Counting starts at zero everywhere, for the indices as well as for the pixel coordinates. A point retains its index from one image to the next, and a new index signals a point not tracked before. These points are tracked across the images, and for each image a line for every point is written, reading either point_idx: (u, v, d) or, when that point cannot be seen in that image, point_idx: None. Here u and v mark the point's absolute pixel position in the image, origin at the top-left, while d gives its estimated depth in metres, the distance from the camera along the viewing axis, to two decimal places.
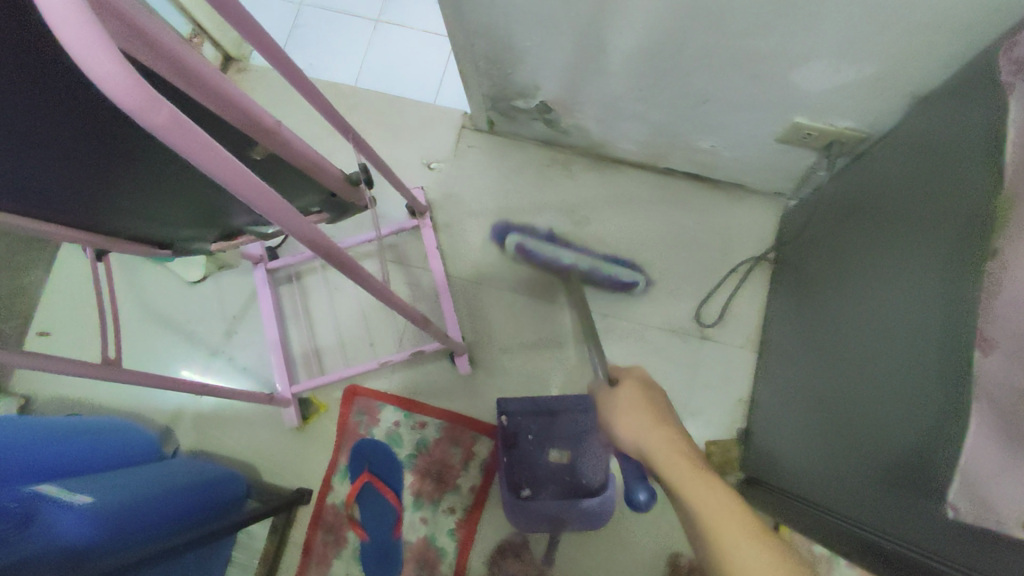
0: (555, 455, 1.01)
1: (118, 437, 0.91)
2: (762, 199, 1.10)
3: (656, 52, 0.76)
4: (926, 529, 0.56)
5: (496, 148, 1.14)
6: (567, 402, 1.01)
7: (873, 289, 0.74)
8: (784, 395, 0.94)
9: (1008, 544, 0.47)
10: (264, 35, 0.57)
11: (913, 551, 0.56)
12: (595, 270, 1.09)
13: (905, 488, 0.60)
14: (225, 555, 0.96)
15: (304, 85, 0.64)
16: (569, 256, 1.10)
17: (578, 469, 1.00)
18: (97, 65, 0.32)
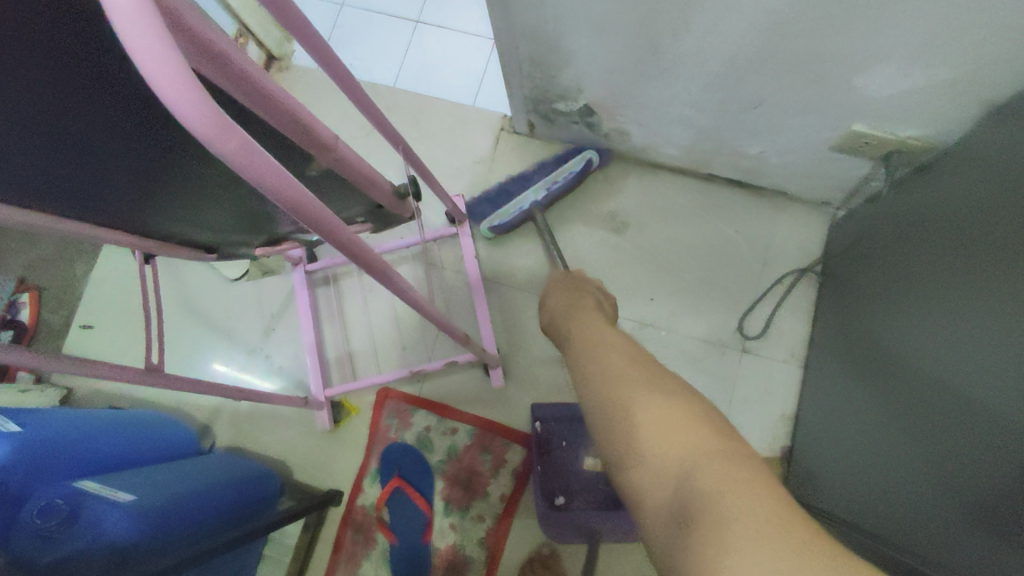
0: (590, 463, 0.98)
1: (157, 432, 0.92)
2: (809, 208, 1.06)
3: (710, 55, 0.73)
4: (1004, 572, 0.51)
5: (533, 152, 1.12)
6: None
7: (933, 315, 0.71)
8: (831, 414, 0.90)
9: None
10: (313, 34, 0.56)
11: None
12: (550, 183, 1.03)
13: (973, 523, 0.57)
14: (258, 553, 0.97)
15: (348, 84, 0.62)
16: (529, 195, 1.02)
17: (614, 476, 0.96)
18: (178, 96, 0.30)
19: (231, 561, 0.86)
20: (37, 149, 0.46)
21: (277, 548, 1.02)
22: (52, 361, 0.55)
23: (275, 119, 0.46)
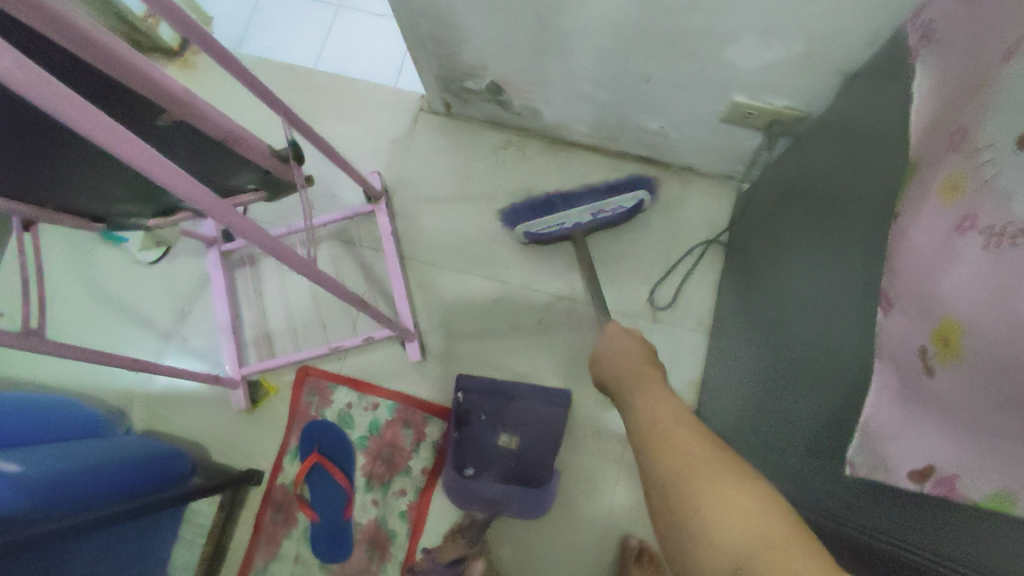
0: (504, 439, 1.01)
1: (59, 417, 0.90)
2: (713, 182, 1.11)
3: (593, 28, 0.76)
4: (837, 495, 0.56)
5: (451, 131, 1.14)
6: (523, 388, 1.00)
7: (797, 273, 0.75)
8: (728, 374, 0.94)
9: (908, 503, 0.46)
10: (186, 16, 0.56)
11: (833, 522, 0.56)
12: (600, 213, 0.98)
13: (813, 451, 0.61)
14: (172, 533, 0.96)
15: (227, 60, 0.63)
16: (576, 216, 0.98)
17: (524, 455, 1.00)
18: None
19: (136, 536, 0.86)
20: None
21: (192, 529, 1.01)
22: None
23: (128, 81, 0.49)
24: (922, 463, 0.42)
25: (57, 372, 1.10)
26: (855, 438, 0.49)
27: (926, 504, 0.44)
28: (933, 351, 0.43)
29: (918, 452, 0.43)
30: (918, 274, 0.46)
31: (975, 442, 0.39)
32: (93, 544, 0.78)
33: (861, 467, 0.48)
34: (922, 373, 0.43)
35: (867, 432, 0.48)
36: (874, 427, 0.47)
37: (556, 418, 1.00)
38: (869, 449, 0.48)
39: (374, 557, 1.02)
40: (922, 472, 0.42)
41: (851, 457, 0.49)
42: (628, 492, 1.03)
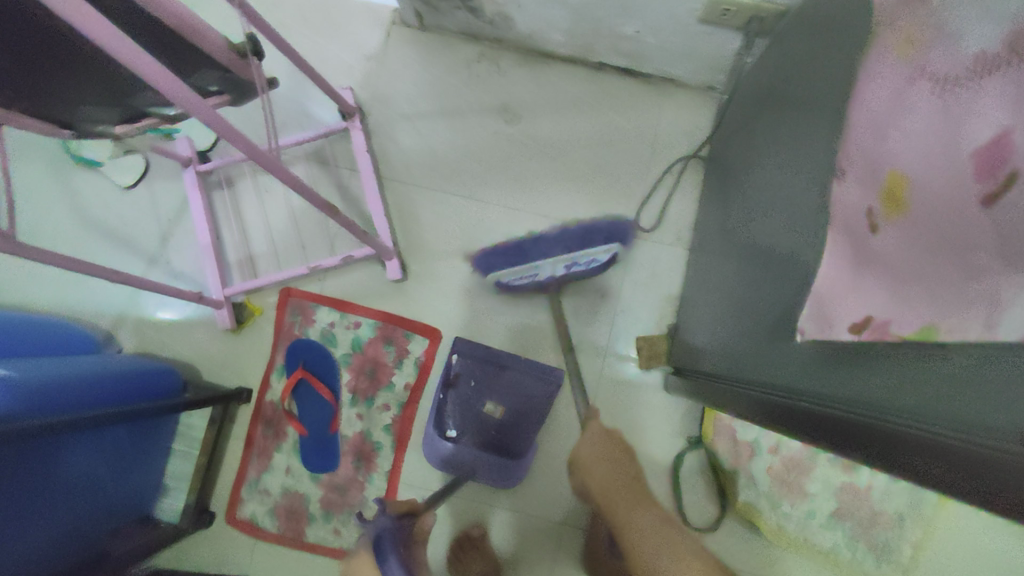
0: (490, 406, 1.04)
1: (47, 339, 0.92)
2: (694, 94, 1.08)
3: None
4: (794, 368, 0.54)
5: (425, 46, 1.11)
6: (518, 361, 1.01)
7: (769, 168, 0.75)
8: (705, 284, 0.95)
9: (852, 359, 0.45)
10: None
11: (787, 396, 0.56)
12: (575, 264, 0.92)
13: (776, 332, 0.61)
14: (165, 447, 0.99)
15: None
16: (549, 267, 0.92)
17: (504, 424, 1.04)
18: None
19: (127, 446, 0.90)
20: None
21: (184, 442, 1.04)
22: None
23: None
24: (861, 314, 0.42)
25: (41, 302, 1.10)
26: (806, 306, 0.50)
27: (867, 357, 0.43)
28: (880, 209, 0.43)
29: (861, 305, 0.43)
30: (871, 138, 0.46)
31: (905, 281, 0.40)
32: (86, 450, 0.81)
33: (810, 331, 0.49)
34: (868, 233, 0.44)
35: (816, 298, 0.48)
36: (823, 294, 0.48)
37: (542, 393, 1.02)
38: (817, 315, 0.48)
39: (364, 466, 1.06)
40: (858, 326, 0.43)
41: (799, 324, 0.50)
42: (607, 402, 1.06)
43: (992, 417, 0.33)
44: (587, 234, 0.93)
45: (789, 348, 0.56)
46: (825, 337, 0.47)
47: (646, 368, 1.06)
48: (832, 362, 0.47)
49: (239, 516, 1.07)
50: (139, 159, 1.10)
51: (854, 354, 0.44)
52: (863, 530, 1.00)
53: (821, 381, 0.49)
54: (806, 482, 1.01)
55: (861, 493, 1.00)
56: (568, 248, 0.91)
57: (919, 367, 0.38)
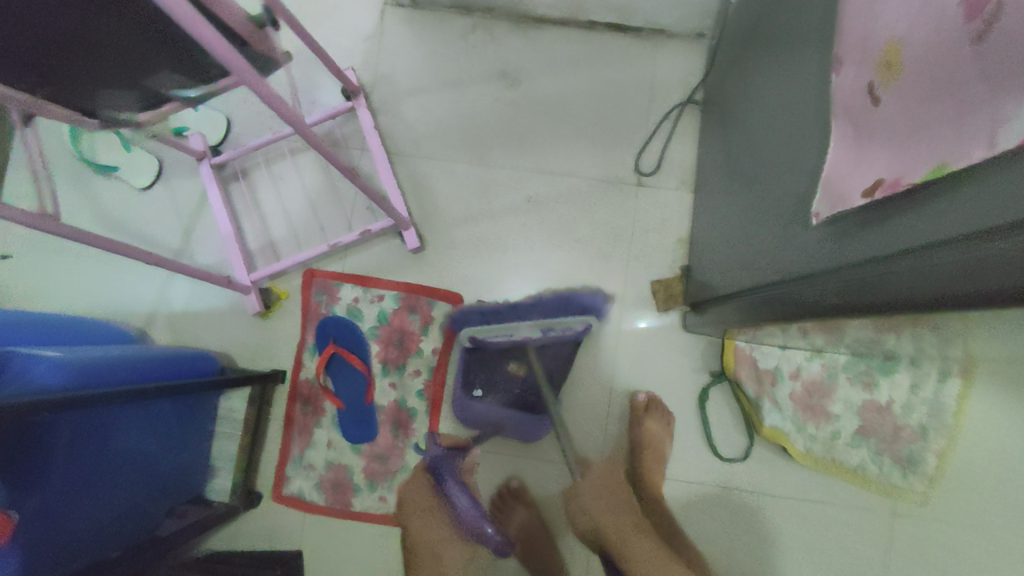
0: (512, 365, 1.03)
1: (88, 328, 0.96)
2: (685, 41, 1.12)
3: None
4: (804, 249, 0.59)
5: (421, 22, 1.15)
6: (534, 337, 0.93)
7: (768, 89, 0.79)
8: (715, 220, 0.99)
9: (859, 219, 0.49)
10: None
11: (797, 279, 0.60)
12: (552, 329, 0.93)
13: (788, 229, 0.66)
14: (209, 430, 1.02)
15: None
16: (525, 330, 0.93)
17: (529, 384, 1.02)
18: None
19: (177, 424, 0.93)
20: None
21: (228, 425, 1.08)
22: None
23: None
24: (871, 179, 0.47)
25: (73, 306, 1.14)
26: (819, 192, 0.56)
27: (873, 211, 0.47)
28: (878, 80, 0.47)
29: (871, 170, 0.48)
30: (861, 21, 0.50)
31: (907, 139, 0.44)
32: (141, 427, 0.84)
33: (823, 215, 0.55)
34: (872, 105, 0.49)
35: (826, 181, 0.55)
36: (831, 176, 0.54)
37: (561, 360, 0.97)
38: (829, 195, 0.54)
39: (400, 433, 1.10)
40: (868, 190, 0.48)
41: (816, 208, 0.56)
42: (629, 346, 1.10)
43: (976, 245, 0.38)
44: (563, 304, 0.91)
45: (800, 236, 0.61)
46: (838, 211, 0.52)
47: (664, 311, 1.10)
48: (842, 228, 0.52)
49: (285, 493, 1.10)
50: (155, 159, 1.14)
51: (867, 214, 0.48)
52: (888, 445, 1.03)
53: (831, 253, 0.53)
54: (829, 405, 1.04)
55: (883, 410, 1.00)
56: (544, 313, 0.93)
57: (917, 203, 0.42)
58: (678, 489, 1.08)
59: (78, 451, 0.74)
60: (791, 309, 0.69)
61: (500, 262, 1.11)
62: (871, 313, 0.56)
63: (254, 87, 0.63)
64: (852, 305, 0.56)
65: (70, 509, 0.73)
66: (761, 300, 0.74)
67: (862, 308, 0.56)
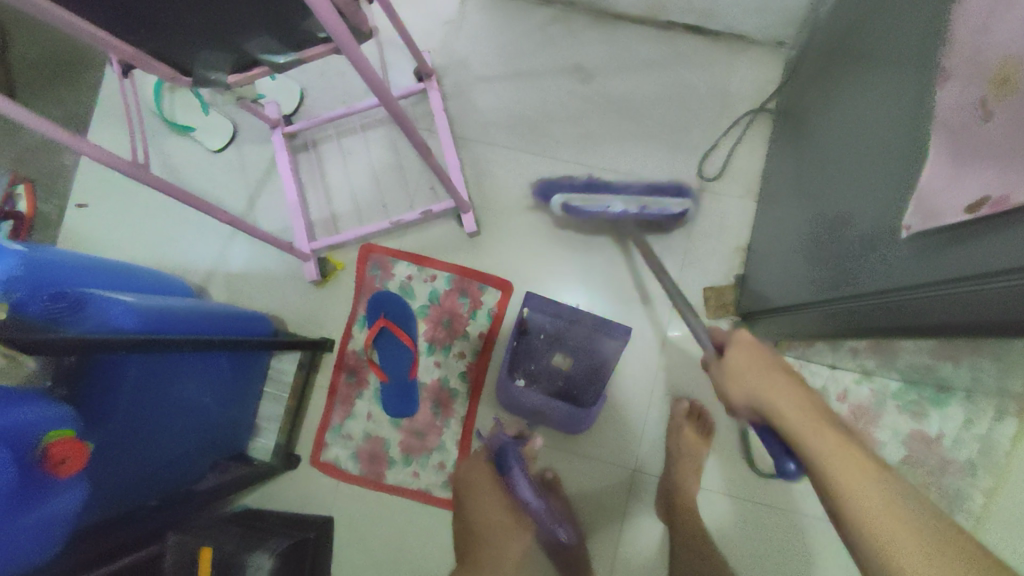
0: (558, 358, 1.09)
1: (154, 280, 0.99)
2: (763, 49, 1.12)
3: None
4: (895, 261, 0.61)
5: (499, 10, 1.16)
6: (585, 319, 1.04)
7: (853, 102, 0.78)
8: (777, 231, 0.98)
9: (960, 236, 0.51)
10: None
11: (883, 292, 0.62)
12: (647, 208, 1.03)
13: (873, 246, 0.66)
14: (257, 388, 1.06)
15: None
16: (620, 204, 1.02)
17: (573, 376, 1.08)
18: None
19: (232, 379, 0.96)
20: None
21: (276, 386, 1.12)
22: (43, 127, 0.63)
23: None
24: (976, 197, 0.48)
25: (139, 257, 1.19)
26: (910, 206, 0.57)
27: (978, 229, 0.49)
28: (990, 95, 0.47)
29: (977, 187, 0.48)
30: (974, 33, 0.49)
31: (1019, 157, 0.44)
32: (201, 377, 0.87)
33: (914, 227, 0.56)
34: (980, 119, 0.48)
35: (920, 195, 0.55)
36: (926, 190, 0.54)
37: (612, 353, 1.04)
38: (922, 209, 0.55)
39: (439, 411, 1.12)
40: (973, 207, 0.48)
41: (906, 221, 0.57)
42: (675, 350, 1.10)
43: None
44: (657, 189, 1.06)
45: (890, 250, 0.62)
46: (930, 226, 0.54)
47: (714, 319, 1.09)
48: (940, 243, 0.54)
49: (323, 459, 1.13)
50: (230, 124, 1.18)
51: (960, 233, 0.51)
52: (934, 479, 0.97)
53: (923, 268, 0.56)
54: (875, 431, 1.00)
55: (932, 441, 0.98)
56: (640, 193, 1.04)
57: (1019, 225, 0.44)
58: (712, 499, 1.07)
59: (144, 396, 0.76)
60: (873, 324, 0.70)
61: (555, 254, 1.11)
62: (950, 330, 0.59)
63: (353, 57, 0.65)
64: (930, 319, 0.59)
65: (131, 451, 0.76)
66: (835, 312, 0.75)
67: (943, 323, 0.58)
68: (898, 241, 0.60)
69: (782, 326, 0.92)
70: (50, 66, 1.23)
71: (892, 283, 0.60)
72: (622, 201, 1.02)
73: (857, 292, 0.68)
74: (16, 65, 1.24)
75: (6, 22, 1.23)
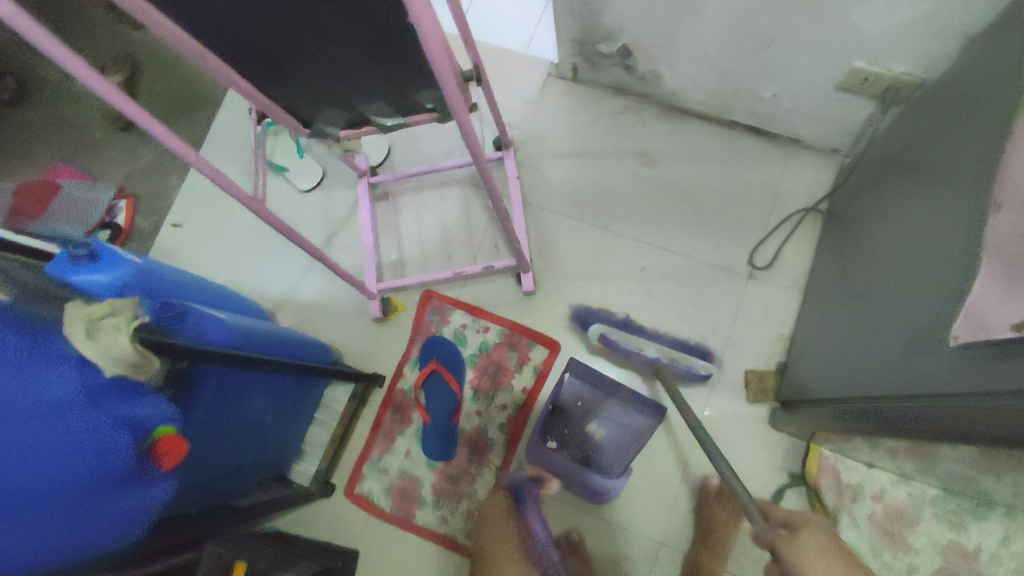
0: (593, 427, 1.11)
1: (237, 301, 1.08)
2: (819, 154, 1.20)
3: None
4: (937, 369, 0.65)
5: (576, 95, 1.28)
6: (623, 392, 1.10)
7: (903, 213, 0.85)
8: (821, 325, 1.02)
9: (1012, 351, 0.56)
10: None
11: (925, 396, 0.66)
12: (676, 360, 1.12)
13: (915, 350, 0.71)
14: (309, 411, 1.12)
15: (459, 11, 0.78)
16: (653, 350, 1.13)
17: (604, 446, 1.10)
18: None
19: (292, 401, 1.03)
20: (230, 12, 0.70)
21: (328, 413, 1.19)
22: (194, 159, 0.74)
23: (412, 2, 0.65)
24: None
25: (219, 277, 1.29)
26: (958, 317, 0.62)
27: None
28: None
29: None
30: None
31: None
32: (268, 395, 0.94)
33: (962, 338, 0.61)
34: None
35: (970, 309, 0.60)
36: (978, 304, 0.60)
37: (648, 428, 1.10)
38: (972, 322, 0.60)
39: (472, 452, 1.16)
40: None
41: (953, 330, 0.62)
42: (711, 429, 1.13)
43: None
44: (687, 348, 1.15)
45: (932, 357, 0.67)
46: (980, 338, 0.59)
47: (753, 402, 1.12)
48: (991, 358, 0.58)
49: (357, 490, 1.16)
50: (321, 168, 1.30)
51: (1011, 349, 0.56)
52: None
53: (958, 380, 0.61)
54: (910, 537, 0.99)
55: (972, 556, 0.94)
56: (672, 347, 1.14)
57: None
58: None
59: (220, 406, 0.83)
60: (910, 426, 0.73)
61: (602, 321, 1.17)
62: (980, 436, 0.63)
63: (465, 131, 0.74)
64: (965, 425, 0.63)
65: (204, 456, 0.82)
66: (870, 409, 0.79)
67: (975, 429, 0.63)
68: (942, 348, 0.65)
69: (820, 418, 0.94)
70: (173, 102, 1.40)
71: (934, 387, 0.64)
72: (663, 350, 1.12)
73: (896, 393, 0.72)
74: (145, 98, 1.41)
75: (146, 63, 1.42)
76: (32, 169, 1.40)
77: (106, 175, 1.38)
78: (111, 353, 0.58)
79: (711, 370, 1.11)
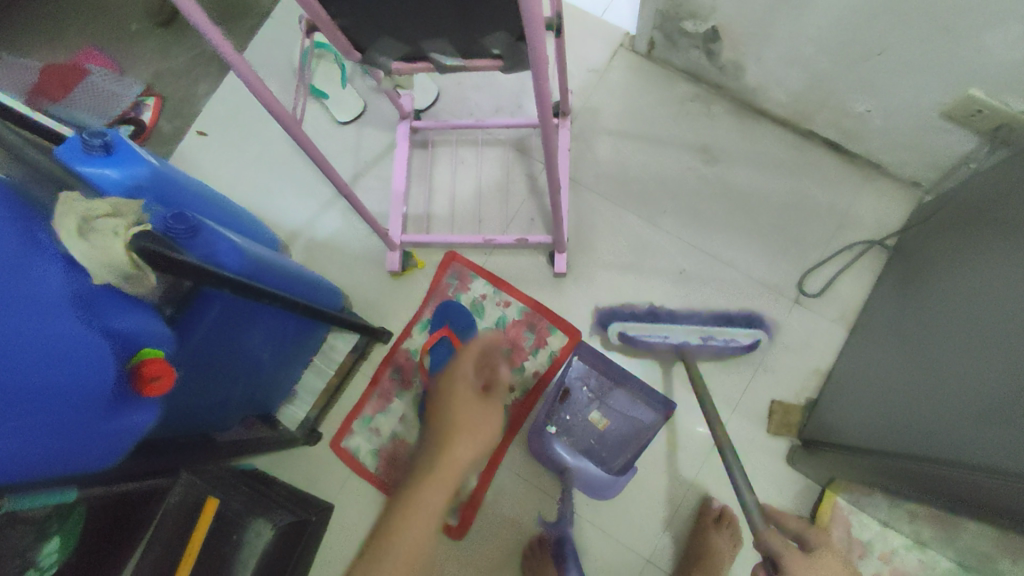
0: (595, 416, 1.08)
1: (254, 225, 1.01)
2: (896, 185, 1.10)
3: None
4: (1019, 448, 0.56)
5: (646, 73, 1.18)
6: (632, 380, 1.06)
7: (992, 262, 0.75)
8: (866, 366, 0.94)
9: None
10: None
11: (999, 475, 0.58)
12: (710, 339, 1.02)
13: (987, 419, 0.62)
14: (307, 355, 1.06)
15: None
16: (682, 333, 1.03)
17: (607, 437, 1.07)
18: None
19: (291, 340, 0.96)
20: None
21: (325, 360, 1.13)
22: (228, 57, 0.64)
23: None
24: None
25: (236, 196, 1.22)
26: None
27: None
28: None
29: None
30: None
31: None
32: (269, 331, 0.88)
33: None
34: None
35: None
36: None
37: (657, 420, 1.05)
38: None
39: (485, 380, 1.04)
40: None
41: None
42: (722, 453, 1.06)
43: None
44: (728, 318, 1.07)
45: (1010, 432, 0.58)
46: None
47: (773, 434, 1.05)
48: None
49: (343, 443, 1.11)
50: (361, 101, 1.21)
51: None
52: None
53: None
54: None
55: None
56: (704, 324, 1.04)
57: None
58: None
59: (216, 335, 0.76)
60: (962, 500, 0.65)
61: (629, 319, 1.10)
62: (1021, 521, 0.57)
63: (539, 82, 0.65)
64: None
65: (189, 386, 0.75)
66: (913, 471, 0.71)
67: None
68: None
69: (847, 467, 0.87)
70: (217, 4, 1.30)
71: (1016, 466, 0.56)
72: (687, 330, 1.02)
73: (954, 461, 0.64)
74: None
75: None
76: (59, 48, 1.32)
77: (135, 68, 1.30)
78: (103, 257, 0.52)
79: (757, 336, 1.02)
